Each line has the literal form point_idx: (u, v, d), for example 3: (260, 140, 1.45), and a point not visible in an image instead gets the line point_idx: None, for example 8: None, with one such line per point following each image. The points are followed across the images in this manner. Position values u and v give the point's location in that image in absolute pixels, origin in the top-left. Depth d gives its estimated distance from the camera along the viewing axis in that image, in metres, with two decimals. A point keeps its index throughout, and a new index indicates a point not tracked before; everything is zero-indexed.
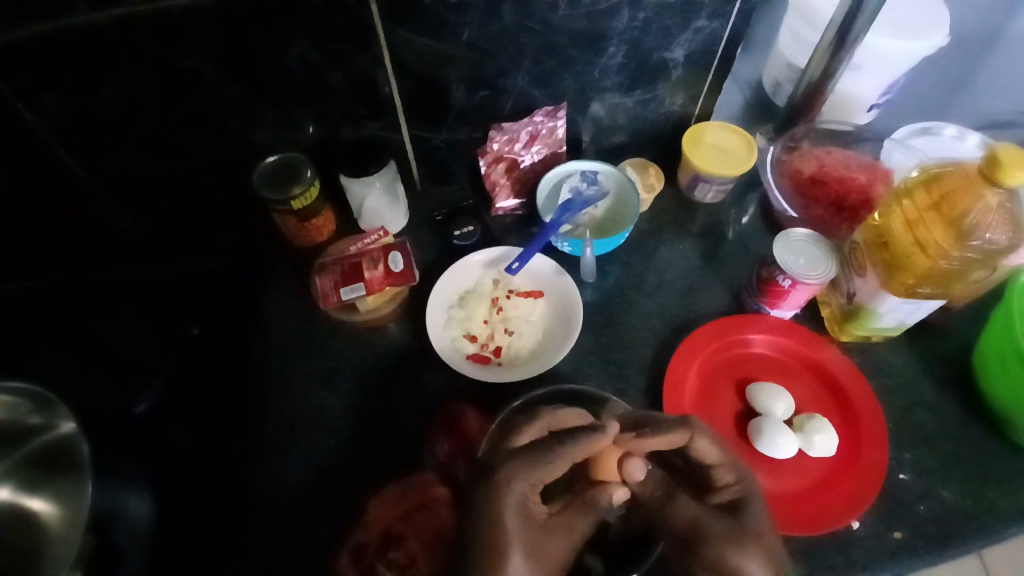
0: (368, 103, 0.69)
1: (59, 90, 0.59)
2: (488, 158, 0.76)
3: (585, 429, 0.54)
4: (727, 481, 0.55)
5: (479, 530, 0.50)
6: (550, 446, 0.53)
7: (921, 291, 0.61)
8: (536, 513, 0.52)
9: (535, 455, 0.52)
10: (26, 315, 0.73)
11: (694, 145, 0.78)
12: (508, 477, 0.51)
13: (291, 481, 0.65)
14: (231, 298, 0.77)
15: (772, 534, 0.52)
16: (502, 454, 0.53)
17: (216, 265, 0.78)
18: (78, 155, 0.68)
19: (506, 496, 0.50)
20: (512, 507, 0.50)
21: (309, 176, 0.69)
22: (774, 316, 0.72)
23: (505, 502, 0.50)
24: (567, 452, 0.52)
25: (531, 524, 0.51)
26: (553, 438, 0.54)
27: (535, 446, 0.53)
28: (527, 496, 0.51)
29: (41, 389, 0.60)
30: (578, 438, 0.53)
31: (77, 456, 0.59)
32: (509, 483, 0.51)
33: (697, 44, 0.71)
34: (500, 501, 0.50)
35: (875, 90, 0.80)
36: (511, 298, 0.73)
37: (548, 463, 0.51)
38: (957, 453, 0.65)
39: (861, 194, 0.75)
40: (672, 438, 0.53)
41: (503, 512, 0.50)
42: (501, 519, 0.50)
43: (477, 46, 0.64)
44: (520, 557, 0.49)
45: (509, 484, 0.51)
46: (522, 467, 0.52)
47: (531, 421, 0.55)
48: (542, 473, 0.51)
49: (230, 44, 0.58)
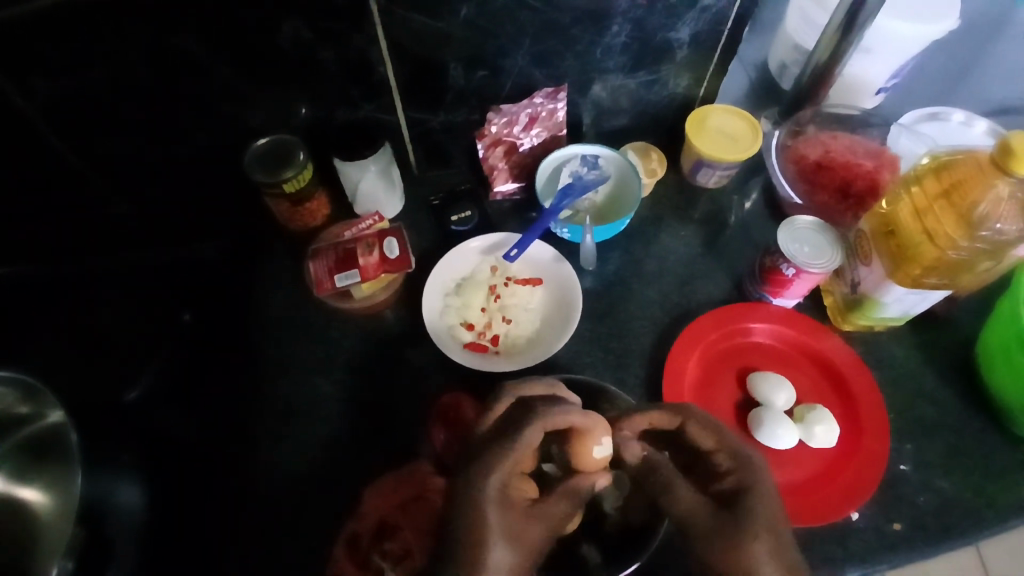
0: (362, 83, 0.66)
1: (47, 73, 0.56)
2: (486, 142, 0.74)
3: (554, 402, 0.52)
4: (728, 466, 0.52)
5: (467, 517, 0.47)
6: (520, 421, 0.50)
7: (928, 281, 0.60)
8: (518, 499, 0.49)
9: (507, 439, 0.49)
10: (24, 314, 0.72)
11: (696, 128, 0.76)
12: (487, 465, 0.48)
13: (288, 472, 0.64)
14: (230, 296, 0.76)
15: (776, 519, 0.48)
16: (479, 441, 0.52)
17: (213, 265, 0.79)
18: (67, 142, 0.65)
19: (487, 485, 0.47)
20: (493, 495, 0.47)
21: (302, 159, 0.66)
22: (777, 305, 0.71)
23: (488, 490, 0.47)
24: (534, 427, 0.49)
25: (513, 512, 0.48)
26: (524, 418, 0.50)
27: (505, 426, 0.51)
28: (510, 484, 0.49)
29: (28, 377, 0.58)
30: (538, 410, 0.50)
31: (66, 447, 0.57)
32: (489, 470, 0.48)
33: (703, 24, 0.68)
34: (477, 493, 0.47)
35: (884, 74, 0.78)
36: (509, 286, 0.72)
37: (521, 442, 0.49)
38: (958, 444, 0.65)
39: (867, 181, 0.73)
40: (658, 416, 0.54)
41: (486, 501, 0.47)
42: (482, 510, 0.47)
43: (476, 24, 0.62)
44: (503, 547, 0.46)
45: (484, 477, 0.48)
46: (499, 454, 0.49)
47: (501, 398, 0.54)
48: (517, 454, 0.49)
49: (219, 22, 0.56)
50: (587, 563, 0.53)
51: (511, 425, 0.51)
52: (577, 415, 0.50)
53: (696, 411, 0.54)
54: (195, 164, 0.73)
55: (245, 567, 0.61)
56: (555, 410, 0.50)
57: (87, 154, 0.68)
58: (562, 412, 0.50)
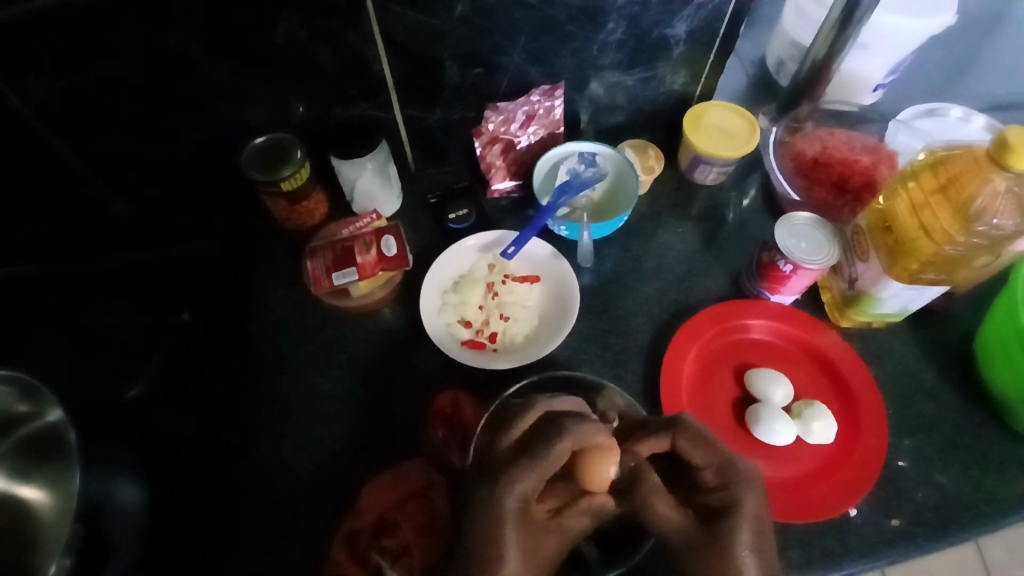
0: (359, 81, 0.66)
1: (43, 72, 0.57)
2: (484, 139, 0.74)
3: (582, 418, 0.50)
4: (716, 483, 0.50)
5: (484, 530, 0.46)
6: (546, 435, 0.49)
7: (925, 277, 0.60)
8: (538, 512, 0.48)
9: (534, 451, 0.48)
10: (25, 313, 0.72)
11: (694, 125, 0.76)
12: (509, 480, 0.47)
13: (286, 470, 0.64)
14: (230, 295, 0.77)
15: (761, 540, 0.47)
16: (500, 452, 0.50)
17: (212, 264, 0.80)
18: (67, 142, 0.66)
19: (505, 502, 0.46)
20: (512, 513, 0.46)
21: (299, 158, 0.66)
22: (774, 301, 0.71)
23: (505, 507, 0.46)
24: (563, 443, 0.48)
25: (532, 527, 0.47)
26: (550, 431, 0.49)
27: (529, 441, 0.50)
28: (531, 498, 0.48)
29: (26, 376, 0.57)
30: (568, 424, 0.49)
31: (64, 445, 0.57)
32: (509, 485, 0.47)
33: (700, 20, 0.68)
34: (497, 505, 0.46)
35: (881, 69, 0.78)
36: (507, 283, 0.72)
37: (549, 457, 0.47)
38: (955, 439, 0.65)
39: (864, 176, 0.73)
40: (653, 443, 0.52)
41: (505, 518, 0.46)
42: (502, 525, 0.46)
43: (472, 21, 0.62)
44: (515, 557, 0.45)
45: (507, 489, 0.47)
46: (526, 468, 0.47)
47: (529, 409, 0.52)
48: (543, 470, 0.47)
49: (215, 21, 0.56)
50: (585, 559, 0.53)
51: (534, 440, 0.49)
52: (603, 434, 0.49)
53: (687, 424, 0.52)
54: (194, 163, 0.73)
55: (246, 564, 0.61)
56: (583, 426, 0.49)
57: (85, 154, 0.68)
58: (592, 428, 0.49)
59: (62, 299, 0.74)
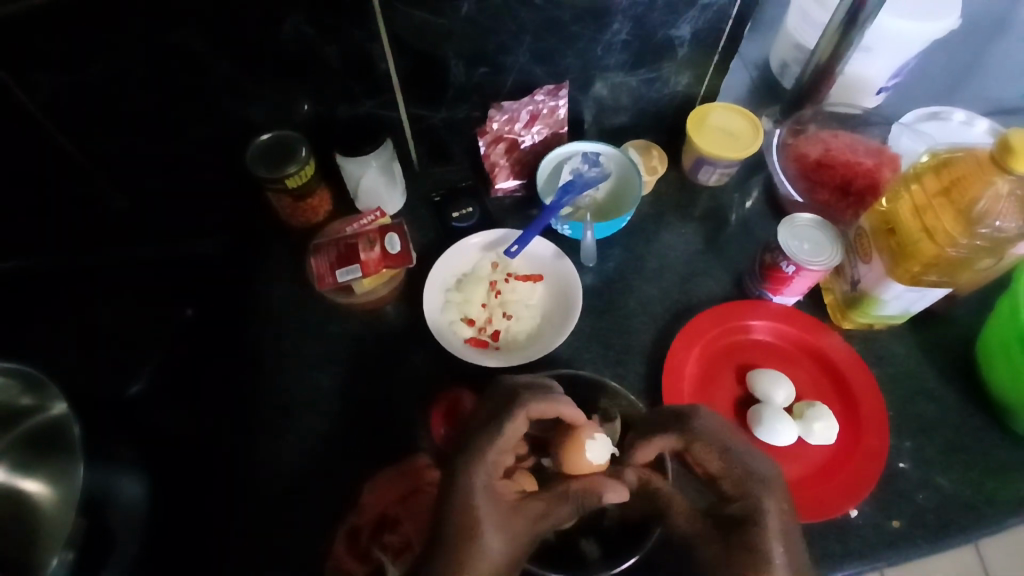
0: (364, 79, 0.67)
1: (50, 68, 0.57)
2: (488, 139, 0.75)
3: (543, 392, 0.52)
4: (735, 493, 0.51)
5: (456, 504, 0.48)
6: (501, 414, 0.51)
7: (927, 278, 0.60)
8: (508, 492, 0.49)
9: (493, 427, 0.50)
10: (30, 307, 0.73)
11: (697, 127, 0.76)
12: (470, 459, 0.49)
13: (287, 465, 0.64)
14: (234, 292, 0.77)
15: (790, 540, 0.47)
16: (469, 435, 0.52)
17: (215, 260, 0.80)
18: (72, 138, 0.66)
19: (471, 477, 0.48)
20: (479, 489, 0.48)
21: (303, 155, 0.67)
22: (777, 302, 0.71)
23: (472, 483, 0.48)
24: (517, 417, 0.50)
25: (502, 504, 0.48)
26: (505, 409, 0.51)
27: (491, 417, 0.52)
28: (495, 477, 0.49)
29: (35, 371, 0.57)
30: (524, 397, 0.51)
31: (69, 439, 0.57)
32: (468, 465, 0.48)
33: (704, 22, 0.69)
34: (465, 483, 0.48)
35: (884, 72, 0.78)
36: (509, 281, 0.72)
37: (505, 429, 0.50)
38: (957, 442, 0.65)
39: (867, 179, 0.74)
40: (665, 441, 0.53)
41: (474, 494, 0.47)
42: (471, 500, 0.47)
43: (477, 21, 0.62)
44: (494, 532, 0.47)
45: (470, 466, 0.48)
46: (484, 445, 0.49)
47: (498, 387, 0.55)
48: (502, 443, 0.49)
49: (222, 17, 0.56)
50: (585, 557, 0.54)
51: (497, 413, 0.51)
52: (566, 407, 0.51)
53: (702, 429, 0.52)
54: (198, 159, 0.73)
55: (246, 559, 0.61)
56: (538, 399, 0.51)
57: (90, 151, 0.68)
58: (551, 400, 0.51)
59: (64, 294, 0.75)
